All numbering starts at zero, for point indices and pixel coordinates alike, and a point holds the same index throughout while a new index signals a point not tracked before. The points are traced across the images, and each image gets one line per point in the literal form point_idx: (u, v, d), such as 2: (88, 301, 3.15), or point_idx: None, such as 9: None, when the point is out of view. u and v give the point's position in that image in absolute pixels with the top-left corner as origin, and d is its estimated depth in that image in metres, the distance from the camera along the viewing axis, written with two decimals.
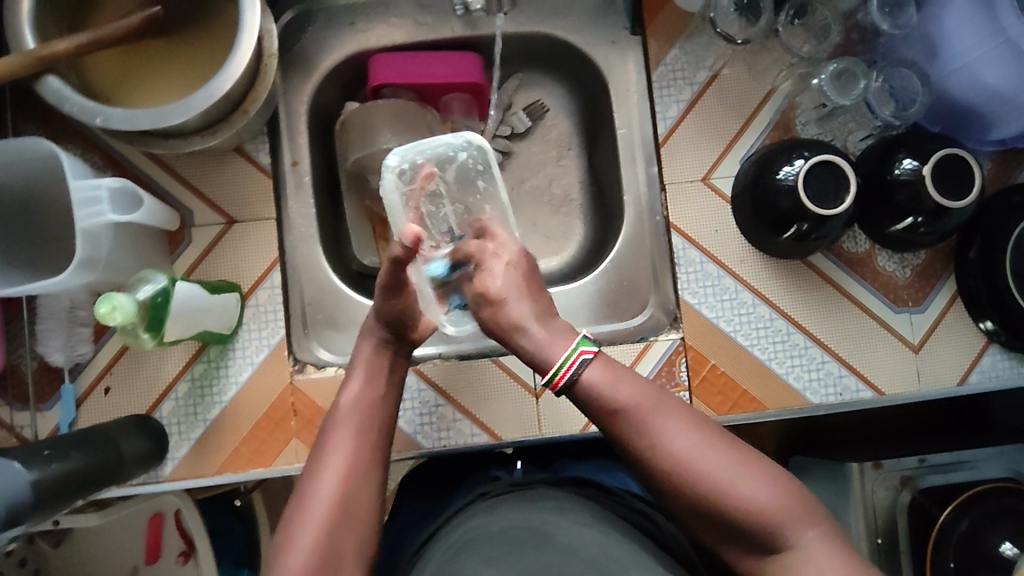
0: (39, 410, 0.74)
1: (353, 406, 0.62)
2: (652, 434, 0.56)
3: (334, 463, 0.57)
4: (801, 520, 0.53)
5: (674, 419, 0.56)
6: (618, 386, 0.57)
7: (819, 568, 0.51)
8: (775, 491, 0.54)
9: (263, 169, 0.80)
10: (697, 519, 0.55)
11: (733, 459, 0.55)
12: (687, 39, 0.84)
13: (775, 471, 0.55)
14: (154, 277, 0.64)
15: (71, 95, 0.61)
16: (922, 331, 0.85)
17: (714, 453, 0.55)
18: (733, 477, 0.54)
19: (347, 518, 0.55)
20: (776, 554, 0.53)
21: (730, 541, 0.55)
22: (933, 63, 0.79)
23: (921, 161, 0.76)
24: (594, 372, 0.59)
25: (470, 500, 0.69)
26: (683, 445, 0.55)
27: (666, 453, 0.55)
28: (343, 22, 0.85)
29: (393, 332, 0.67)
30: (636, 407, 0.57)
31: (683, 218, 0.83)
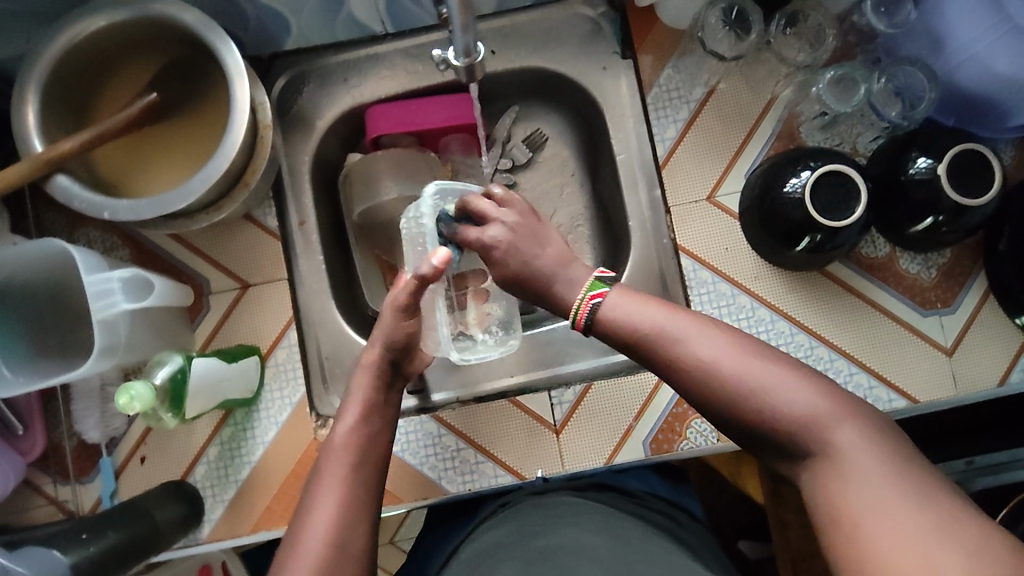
0: (81, 484, 0.78)
1: (347, 439, 0.63)
2: (675, 343, 0.56)
3: (324, 503, 0.58)
4: (835, 418, 0.51)
5: (697, 332, 0.56)
6: (638, 309, 0.58)
7: (860, 464, 0.49)
8: (813, 392, 0.52)
9: (272, 232, 0.82)
10: (740, 425, 0.54)
11: (767, 365, 0.54)
12: (679, 58, 0.83)
13: (806, 373, 0.54)
14: (169, 358, 0.66)
15: (78, 192, 0.64)
16: (955, 332, 0.81)
17: (747, 360, 0.54)
18: (765, 379, 0.53)
19: (336, 557, 0.57)
20: (815, 455, 0.51)
21: (773, 444, 0.53)
22: (938, 57, 0.75)
23: (936, 158, 0.73)
24: (609, 301, 0.60)
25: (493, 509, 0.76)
26: (709, 353, 0.55)
27: (692, 362, 0.55)
28: (337, 78, 0.86)
29: (396, 358, 0.68)
30: (663, 325, 0.57)
31: (690, 239, 0.82)
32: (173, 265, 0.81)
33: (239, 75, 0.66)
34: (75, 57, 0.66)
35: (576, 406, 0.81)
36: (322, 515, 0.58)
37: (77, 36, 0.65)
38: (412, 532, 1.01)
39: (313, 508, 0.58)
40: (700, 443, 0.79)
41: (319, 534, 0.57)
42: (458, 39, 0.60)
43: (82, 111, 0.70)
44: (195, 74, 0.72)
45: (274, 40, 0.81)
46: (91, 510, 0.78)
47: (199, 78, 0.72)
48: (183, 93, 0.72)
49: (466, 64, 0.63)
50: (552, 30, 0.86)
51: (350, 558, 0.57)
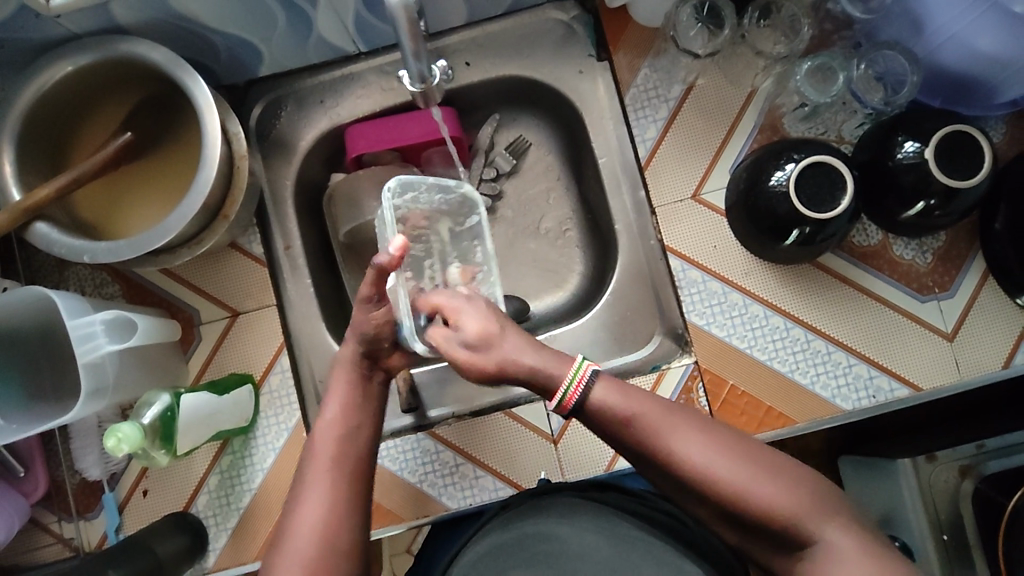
0: (86, 521, 0.79)
1: (329, 438, 0.61)
2: (666, 441, 0.56)
3: (311, 499, 0.58)
4: (820, 514, 0.54)
5: (686, 430, 0.56)
6: (624, 399, 0.57)
7: (842, 560, 0.52)
8: (793, 489, 0.54)
9: (257, 259, 0.82)
10: (724, 517, 0.56)
11: (748, 461, 0.55)
12: (655, 57, 0.82)
13: (788, 467, 0.56)
14: (157, 396, 0.66)
15: (57, 237, 0.64)
16: (955, 317, 0.79)
17: (736, 460, 0.55)
18: (748, 479, 0.54)
19: (325, 560, 0.56)
20: (800, 550, 0.54)
21: (757, 536, 0.56)
22: (918, 38, 0.74)
23: (924, 142, 0.72)
24: (601, 390, 0.57)
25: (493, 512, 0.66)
26: (700, 454, 0.55)
27: (686, 464, 0.55)
28: (313, 101, 0.86)
29: (370, 351, 0.66)
30: (647, 420, 0.56)
31: (678, 240, 0.81)
32: (162, 298, 0.81)
33: (209, 109, 0.66)
34: (47, 102, 0.66)
35: (572, 417, 0.80)
36: (307, 518, 0.57)
37: (48, 82, 0.65)
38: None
39: (298, 512, 0.58)
40: None
41: (307, 538, 0.56)
42: (412, 67, 0.64)
43: (60, 154, 0.70)
44: (169, 110, 0.72)
45: (247, 69, 0.81)
46: (97, 546, 0.78)
47: (173, 114, 0.72)
48: (158, 129, 0.72)
49: (421, 87, 0.67)
50: (526, 38, 0.85)
51: (338, 559, 0.56)
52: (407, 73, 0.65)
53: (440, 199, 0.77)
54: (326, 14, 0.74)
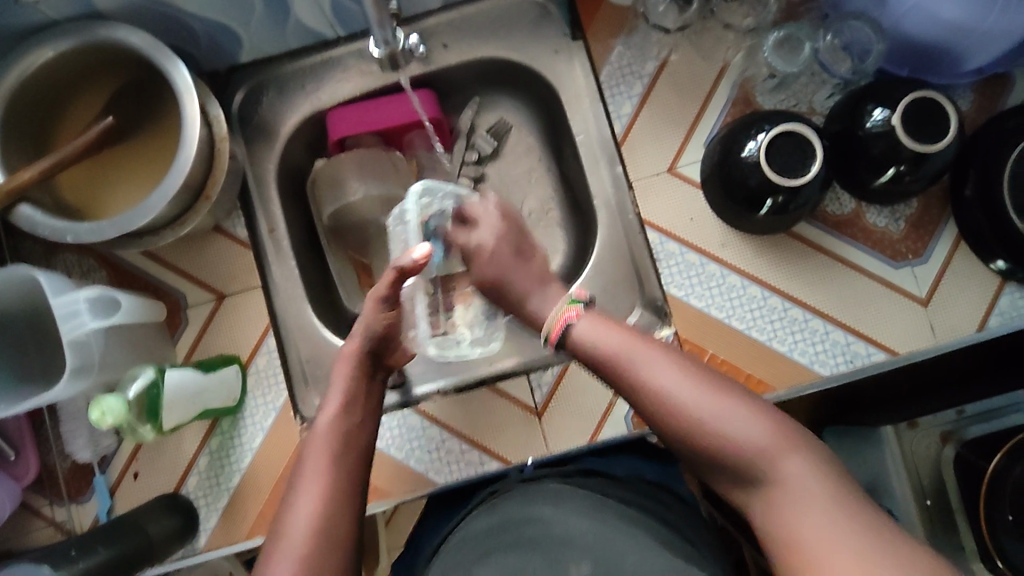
0: (77, 504, 0.80)
1: (326, 434, 0.62)
2: (634, 367, 0.61)
3: (307, 495, 0.59)
4: (780, 445, 0.55)
5: (654, 357, 0.61)
6: (605, 334, 0.64)
7: (800, 492, 0.53)
8: (755, 424, 0.56)
9: (243, 242, 0.84)
10: (691, 450, 0.59)
11: (713, 395, 0.58)
12: (628, 34, 0.84)
13: (752, 401, 0.58)
14: (142, 371, 0.68)
15: (40, 218, 0.65)
16: (929, 282, 0.81)
17: (699, 387, 0.59)
18: (712, 410, 0.57)
19: (318, 555, 0.56)
20: (760, 480, 0.55)
21: (724, 471, 0.57)
22: (883, 10, 0.75)
23: (891, 109, 0.73)
24: (581, 325, 0.66)
25: (483, 496, 0.69)
26: (664, 379, 0.59)
27: (651, 387, 0.60)
28: (294, 86, 0.87)
29: (375, 351, 0.69)
30: (623, 354, 0.62)
31: (655, 213, 0.82)
32: (149, 283, 0.82)
33: (188, 92, 0.67)
34: (28, 87, 0.68)
35: (555, 388, 0.81)
36: (301, 514, 0.58)
37: (29, 66, 0.66)
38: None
39: (294, 506, 0.58)
40: None
41: (301, 533, 0.57)
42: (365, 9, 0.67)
43: (43, 140, 0.72)
44: (149, 94, 0.73)
45: (227, 54, 0.83)
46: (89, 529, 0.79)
47: (154, 98, 0.74)
48: (139, 114, 0.73)
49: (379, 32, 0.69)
50: (502, 19, 0.86)
51: (332, 554, 0.57)
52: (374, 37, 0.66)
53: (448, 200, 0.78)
54: None
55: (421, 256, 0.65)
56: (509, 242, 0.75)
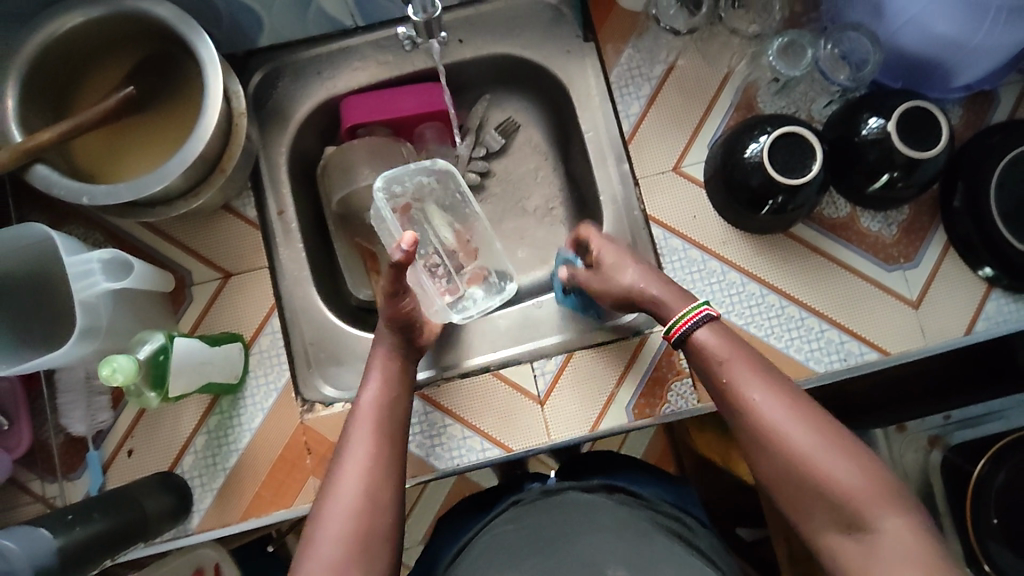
0: (69, 480, 0.78)
1: (371, 408, 0.65)
2: (747, 393, 0.61)
3: (354, 463, 0.61)
4: (883, 502, 0.55)
5: (770, 388, 0.61)
6: (723, 349, 0.64)
7: (896, 552, 0.53)
8: (861, 473, 0.56)
9: (251, 222, 0.84)
10: (785, 484, 0.58)
11: (826, 439, 0.57)
12: (638, 38, 0.87)
13: (863, 453, 0.57)
14: (152, 336, 0.67)
15: (57, 180, 0.65)
16: (919, 286, 0.84)
17: (812, 429, 0.58)
18: (819, 450, 0.57)
19: (363, 517, 0.58)
20: (853, 530, 0.55)
21: (817, 513, 0.57)
22: (880, 22, 0.78)
23: (886, 117, 0.77)
24: (707, 334, 0.66)
25: (505, 505, 0.71)
26: (777, 411, 0.59)
27: (761, 415, 0.60)
28: (310, 72, 0.89)
29: (404, 333, 0.71)
30: (736, 373, 0.62)
31: (660, 210, 0.85)
32: (155, 259, 0.82)
33: (213, 65, 0.69)
34: (53, 52, 0.68)
35: (558, 378, 0.82)
36: (351, 481, 0.59)
37: (57, 30, 0.67)
38: (418, 534, 1.07)
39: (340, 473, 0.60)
40: (681, 407, 0.81)
41: (349, 499, 0.59)
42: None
43: (60, 106, 0.72)
44: (171, 68, 0.74)
45: (247, 36, 0.84)
46: None
47: (175, 72, 0.75)
48: (159, 87, 0.74)
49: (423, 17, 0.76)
50: (517, 18, 0.89)
51: (377, 516, 0.59)
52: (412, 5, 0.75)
53: (418, 175, 0.84)
54: None
55: (405, 249, 0.60)
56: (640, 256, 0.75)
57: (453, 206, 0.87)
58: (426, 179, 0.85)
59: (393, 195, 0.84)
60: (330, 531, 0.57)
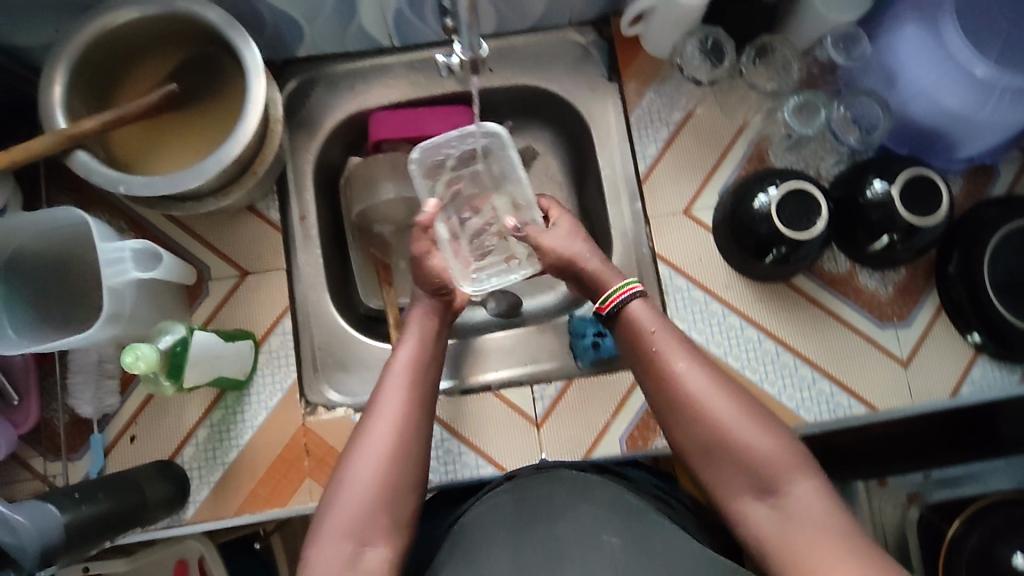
0: (71, 461, 0.80)
1: (409, 367, 0.67)
2: (677, 368, 0.65)
3: (385, 414, 0.64)
4: (795, 470, 0.60)
5: (697, 365, 0.65)
6: (654, 328, 0.67)
7: (807, 513, 0.59)
8: (777, 442, 0.61)
9: (273, 224, 0.86)
10: (707, 456, 0.63)
11: (745, 413, 0.62)
12: (660, 83, 0.90)
13: (777, 426, 0.63)
14: (172, 327, 0.68)
15: (96, 167, 0.67)
16: (910, 345, 0.87)
17: (731, 403, 0.63)
18: (739, 422, 0.62)
19: (393, 471, 0.62)
20: (769, 497, 0.60)
21: (736, 483, 0.62)
22: (892, 91, 0.82)
23: (890, 181, 0.81)
24: (639, 307, 0.69)
25: (499, 481, 0.73)
26: (702, 387, 0.64)
27: (688, 391, 0.64)
28: (343, 86, 0.92)
29: (440, 296, 0.75)
30: (666, 351, 0.66)
31: (668, 250, 0.88)
32: (176, 251, 0.84)
33: (256, 70, 0.71)
34: (101, 44, 0.70)
35: (556, 403, 0.84)
36: (380, 436, 0.63)
37: (107, 25, 0.69)
38: None
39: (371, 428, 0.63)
40: None
41: (378, 452, 0.62)
42: (462, 35, 0.65)
43: (103, 97, 0.74)
44: (213, 68, 0.77)
45: (286, 46, 0.87)
46: None
47: (217, 72, 0.77)
48: (200, 86, 0.77)
49: (468, 57, 0.67)
50: (545, 54, 0.93)
51: (407, 472, 0.62)
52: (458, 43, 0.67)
53: (462, 136, 0.82)
54: (369, 3, 0.80)
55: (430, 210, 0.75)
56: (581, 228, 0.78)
57: (497, 171, 0.86)
58: (470, 144, 0.84)
59: (425, 158, 0.83)
60: (359, 477, 0.61)
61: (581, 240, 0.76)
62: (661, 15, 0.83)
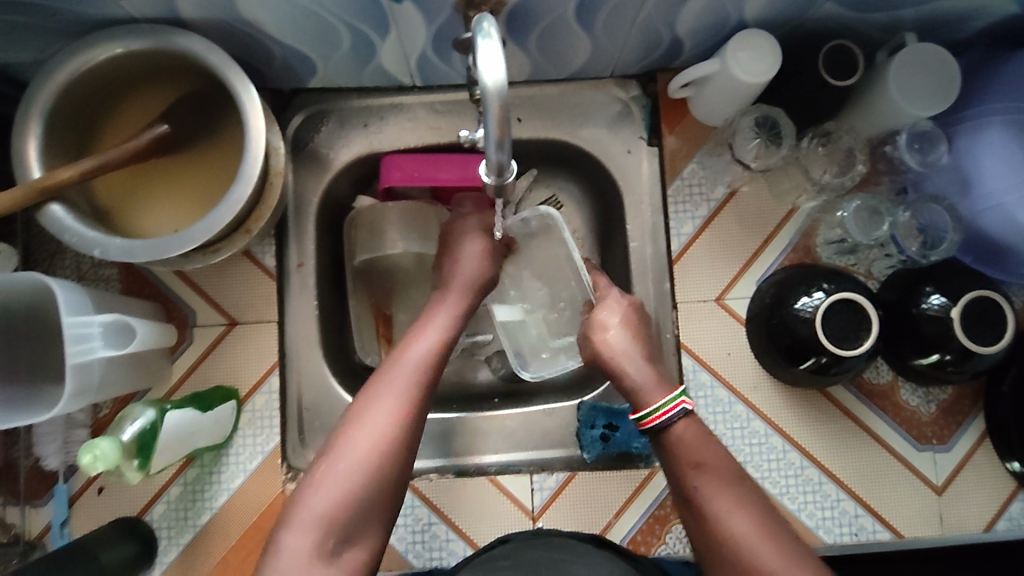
0: (32, 507, 0.75)
1: (418, 354, 0.64)
2: (714, 501, 0.57)
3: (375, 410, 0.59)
4: None
5: (738, 498, 0.57)
6: (695, 449, 0.61)
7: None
8: None
9: (268, 272, 0.80)
10: None
11: (790, 558, 0.53)
12: (706, 153, 0.81)
13: None
14: (138, 411, 0.62)
15: (71, 225, 0.61)
16: (947, 472, 0.79)
17: (775, 546, 0.54)
18: (785, 573, 0.53)
19: (390, 445, 0.58)
20: None
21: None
22: (964, 198, 0.73)
23: (951, 299, 0.70)
24: (683, 426, 0.62)
25: (493, 542, 0.69)
26: (740, 523, 0.56)
27: (725, 527, 0.56)
28: (356, 122, 0.84)
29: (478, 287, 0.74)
30: (705, 479, 0.59)
31: (694, 341, 0.80)
32: (161, 294, 0.78)
33: (255, 124, 0.63)
34: (85, 81, 0.64)
35: (555, 496, 0.79)
36: (383, 409, 0.59)
37: (87, 63, 0.62)
38: None
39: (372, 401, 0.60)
40: (679, 549, 0.77)
41: (379, 423, 0.58)
42: (489, 155, 0.49)
43: (88, 133, 0.68)
44: (213, 110, 0.69)
45: (296, 78, 0.79)
46: (39, 536, 0.75)
47: (217, 114, 0.69)
48: (195, 127, 0.69)
49: (495, 181, 0.52)
50: (581, 107, 0.84)
51: (407, 450, 0.59)
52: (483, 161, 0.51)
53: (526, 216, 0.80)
54: (391, 47, 0.71)
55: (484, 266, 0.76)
56: (636, 321, 0.72)
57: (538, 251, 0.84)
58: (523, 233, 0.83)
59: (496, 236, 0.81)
60: (348, 462, 0.56)
61: (630, 332, 0.71)
62: (717, 88, 0.73)
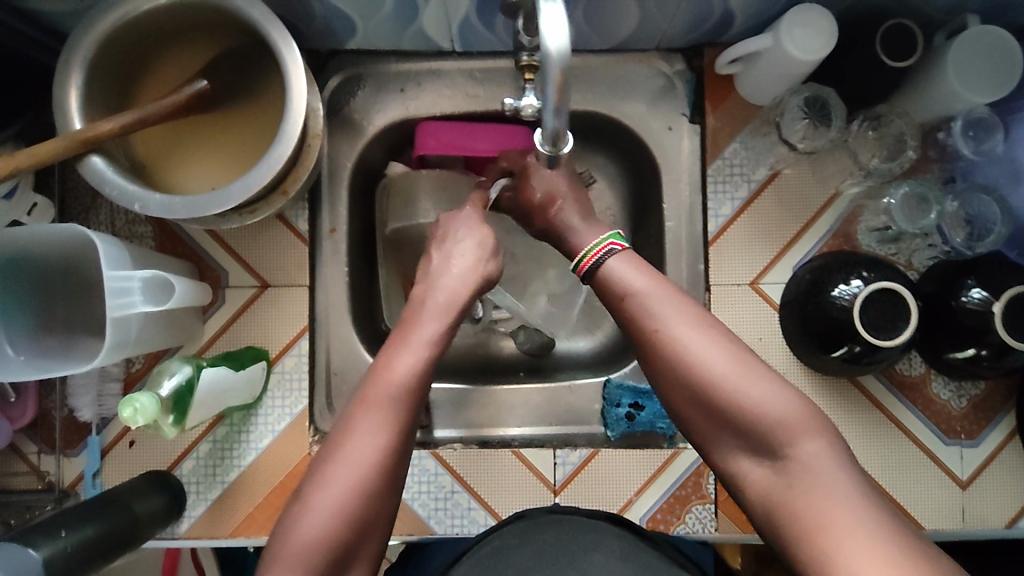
0: (65, 456, 0.76)
1: (399, 365, 0.57)
2: (656, 319, 0.57)
3: (362, 439, 0.53)
4: (801, 426, 0.52)
5: (683, 315, 0.57)
6: (629, 278, 0.60)
7: (812, 473, 0.50)
8: (781, 396, 0.53)
9: (301, 236, 0.79)
10: (698, 416, 0.55)
11: (743, 361, 0.54)
12: (749, 133, 0.79)
13: (777, 376, 0.54)
14: (177, 366, 0.63)
15: (111, 178, 0.61)
16: (973, 467, 0.79)
17: (726, 356, 0.54)
18: (734, 375, 0.53)
19: (377, 478, 0.52)
20: (771, 459, 0.52)
21: (732, 440, 0.54)
22: (1016, 189, 0.71)
23: (993, 293, 0.69)
24: (615, 260, 0.63)
25: (509, 517, 0.70)
26: (685, 338, 0.55)
27: (671, 344, 0.56)
28: (393, 87, 0.82)
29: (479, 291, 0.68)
30: (643, 303, 0.58)
31: (725, 323, 0.79)
32: (194, 252, 0.78)
33: (298, 84, 0.62)
34: (127, 31, 0.63)
35: (578, 471, 0.79)
36: (367, 436, 0.53)
37: (127, 14, 0.61)
38: None
39: (351, 441, 0.53)
40: (698, 530, 0.78)
41: (364, 456, 0.53)
42: (545, 121, 0.49)
43: (128, 86, 0.67)
44: (252, 65, 0.68)
45: (336, 39, 0.77)
46: (71, 485, 0.76)
47: (256, 70, 0.68)
48: (234, 85, 0.68)
49: (549, 150, 0.52)
50: (623, 79, 0.82)
51: (388, 494, 0.53)
52: (540, 130, 0.51)
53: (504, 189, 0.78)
54: (435, 10, 0.70)
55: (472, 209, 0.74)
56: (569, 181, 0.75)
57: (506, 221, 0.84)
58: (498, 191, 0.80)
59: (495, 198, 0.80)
60: (329, 494, 0.51)
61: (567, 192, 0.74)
62: (767, 64, 0.71)
